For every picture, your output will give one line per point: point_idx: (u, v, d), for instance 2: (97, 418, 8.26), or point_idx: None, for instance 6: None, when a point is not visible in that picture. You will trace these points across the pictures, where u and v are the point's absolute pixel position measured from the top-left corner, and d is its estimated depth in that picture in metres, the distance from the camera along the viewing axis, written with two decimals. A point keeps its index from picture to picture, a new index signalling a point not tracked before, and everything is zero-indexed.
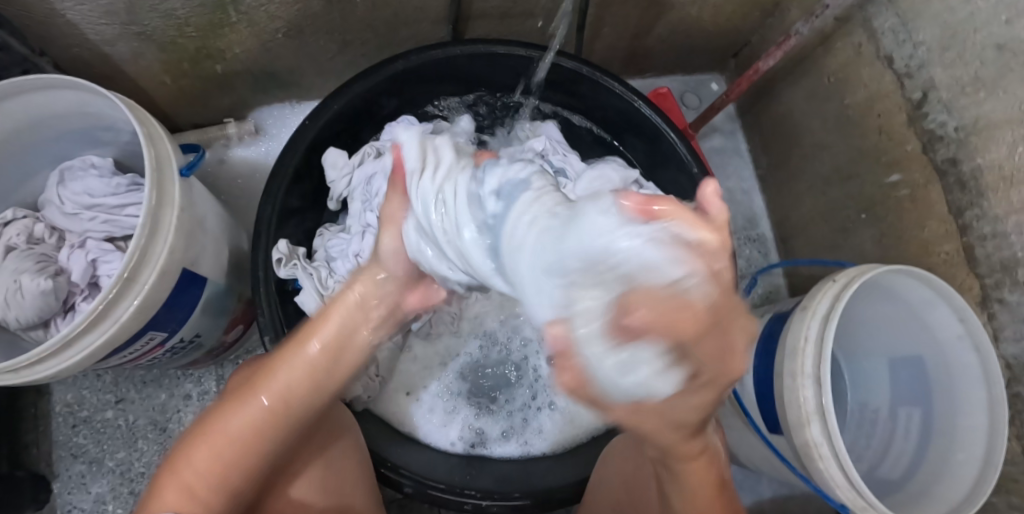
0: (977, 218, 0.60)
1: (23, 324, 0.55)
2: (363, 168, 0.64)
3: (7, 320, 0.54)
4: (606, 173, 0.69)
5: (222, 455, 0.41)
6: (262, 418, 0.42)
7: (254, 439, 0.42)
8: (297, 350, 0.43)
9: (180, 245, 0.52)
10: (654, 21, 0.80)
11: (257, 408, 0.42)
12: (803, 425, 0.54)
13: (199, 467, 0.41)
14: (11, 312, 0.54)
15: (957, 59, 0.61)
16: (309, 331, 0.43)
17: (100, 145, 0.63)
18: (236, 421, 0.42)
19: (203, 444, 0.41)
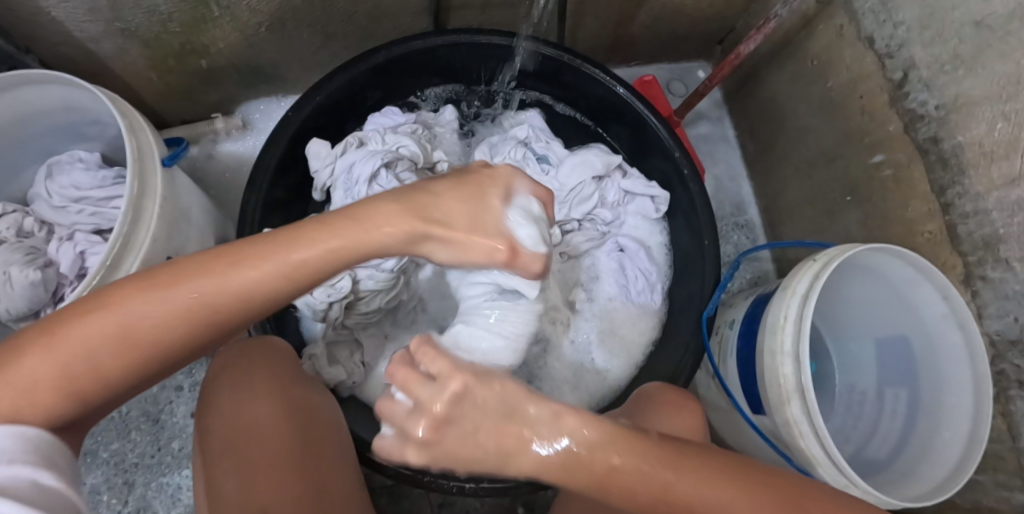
0: (959, 196, 0.60)
1: (12, 315, 0.56)
2: (344, 157, 0.65)
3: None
4: (588, 159, 0.71)
5: (111, 334, 0.31)
6: (172, 327, 0.32)
7: (159, 341, 0.33)
8: (253, 256, 0.33)
9: (163, 233, 0.53)
10: (636, 9, 0.80)
11: (167, 310, 0.32)
12: (784, 403, 0.55)
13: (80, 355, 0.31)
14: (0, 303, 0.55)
15: (936, 37, 0.61)
16: (282, 241, 0.33)
17: (88, 140, 0.64)
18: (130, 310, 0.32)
19: (99, 322, 0.31)
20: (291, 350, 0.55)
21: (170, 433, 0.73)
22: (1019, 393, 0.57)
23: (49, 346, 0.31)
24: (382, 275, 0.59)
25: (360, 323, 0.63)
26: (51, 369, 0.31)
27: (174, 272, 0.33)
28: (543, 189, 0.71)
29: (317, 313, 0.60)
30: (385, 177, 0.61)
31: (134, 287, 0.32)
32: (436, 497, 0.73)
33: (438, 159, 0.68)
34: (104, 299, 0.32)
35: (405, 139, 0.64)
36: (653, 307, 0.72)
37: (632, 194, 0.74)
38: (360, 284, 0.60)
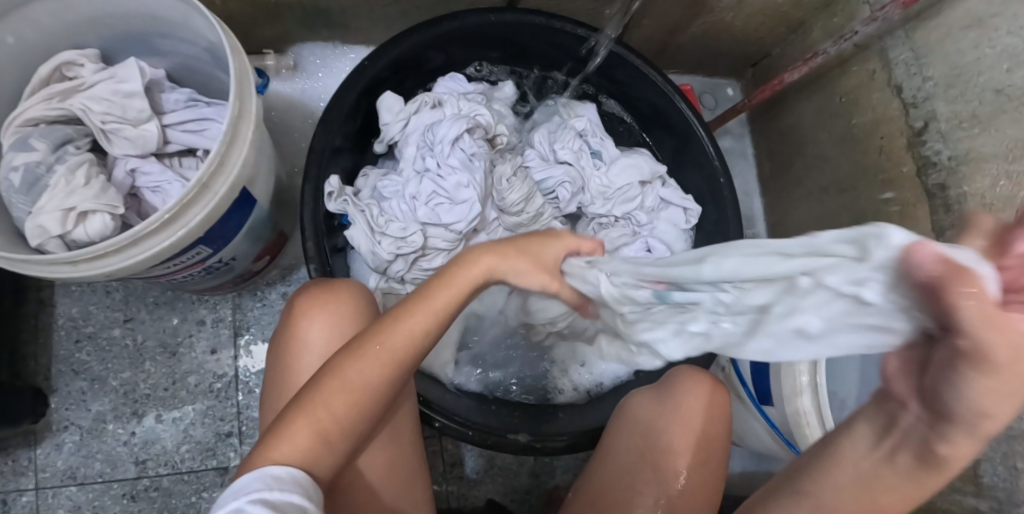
0: (956, 237, 0.68)
1: (92, 239, 0.51)
2: (419, 116, 0.68)
3: (73, 233, 0.50)
4: (638, 162, 0.76)
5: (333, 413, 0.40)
6: (352, 411, 0.41)
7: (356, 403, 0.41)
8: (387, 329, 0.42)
9: (249, 160, 0.53)
10: (690, 21, 0.85)
11: (346, 404, 0.41)
12: (796, 395, 0.61)
13: (311, 434, 0.40)
14: (78, 224, 0.50)
15: (959, 96, 0.68)
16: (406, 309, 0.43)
17: (153, 55, 0.62)
18: (361, 368, 0.41)
19: (318, 401, 0.40)
20: (367, 292, 0.53)
21: (186, 368, 0.71)
22: None
23: (292, 436, 0.39)
24: (450, 236, 0.64)
25: (416, 280, 0.67)
26: (305, 456, 0.39)
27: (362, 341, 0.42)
28: (592, 183, 0.76)
29: (380, 263, 0.63)
30: (467, 141, 0.65)
31: (363, 345, 0.42)
32: (451, 455, 0.76)
33: (501, 132, 0.71)
34: (328, 386, 0.41)
35: (481, 108, 0.68)
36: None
37: (667, 202, 0.79)
38: (430, 241, 0.64)
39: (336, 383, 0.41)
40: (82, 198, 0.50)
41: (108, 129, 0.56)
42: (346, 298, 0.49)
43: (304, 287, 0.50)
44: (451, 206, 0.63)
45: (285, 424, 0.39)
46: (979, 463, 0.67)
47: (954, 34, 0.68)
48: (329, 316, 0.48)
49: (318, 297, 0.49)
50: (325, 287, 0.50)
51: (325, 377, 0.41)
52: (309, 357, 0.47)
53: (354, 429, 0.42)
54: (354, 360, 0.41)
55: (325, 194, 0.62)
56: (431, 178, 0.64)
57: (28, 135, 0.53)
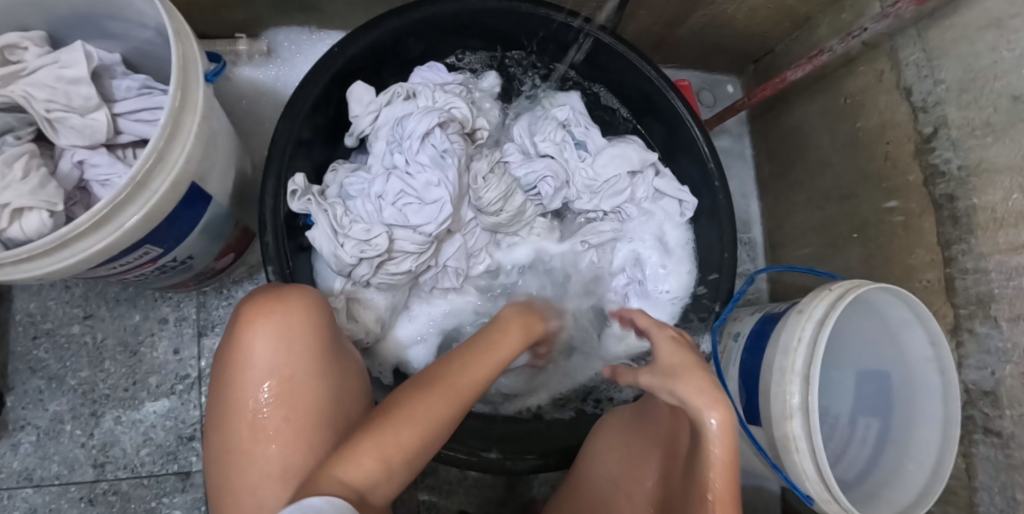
0: (963, 252, 0.64)
1: (29, 238, 0.48)
2: (390, 108, 0.64)
3: (8, 232, 0.47)
4: (627, 152, 0.71)
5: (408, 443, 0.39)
6: (435, 429, 0.42)
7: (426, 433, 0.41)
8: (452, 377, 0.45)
9: (195, 155, 0.49)
10: (688, 13, 0.80)
11: (434, 423, 0.42)
12: (786, 419, 0.58)
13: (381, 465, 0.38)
14: (13, 222, 0.47)
15: (973, 101, 0.63)
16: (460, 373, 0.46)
17: (107, 38, 0.58)
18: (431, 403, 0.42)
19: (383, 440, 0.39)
20: (320, 298, 0.50)
21: (147, 368, 0.68)
22: (983, 438, 0.63)
23: (359, 456, 0.37)
24: (419, 238, 0.60)
25: (383, 283, 0.62)
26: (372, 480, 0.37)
27: (429, 382, 0.44)
28: (578, 175, 0.71)
29: (343, 266, 0.59)
30: (439, 136, 0.60)
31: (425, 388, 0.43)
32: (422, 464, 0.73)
33: (481, 126, 0.67)
34: (396, 417, 0.40)
35: (456, 100, 0.64)
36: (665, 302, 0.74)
37: (661, 193, 0.74)
38: (396, 244, 0.60)
39: (403, 415, 0.40)
40: (16, 193, 0.47)
41: (53, 117, 0.52)
42: (294, 305, 0.46)
43: (250, 295, 0.47)
44: (419, 207, 0.59)
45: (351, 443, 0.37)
46: (975, 490, 0.63)
47: (969, 35, 0.63)
48: (276, 324, 0.45)
49: (264, 304, 0.45)
50: (273, 294, 0.47)
51: (391, 410, 0.41)
52: (253, 371, 0.44)
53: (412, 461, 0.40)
54: (419, 396, 0.42)
55: (288, 192, 0.58)
56: (399, 176, 0.60)
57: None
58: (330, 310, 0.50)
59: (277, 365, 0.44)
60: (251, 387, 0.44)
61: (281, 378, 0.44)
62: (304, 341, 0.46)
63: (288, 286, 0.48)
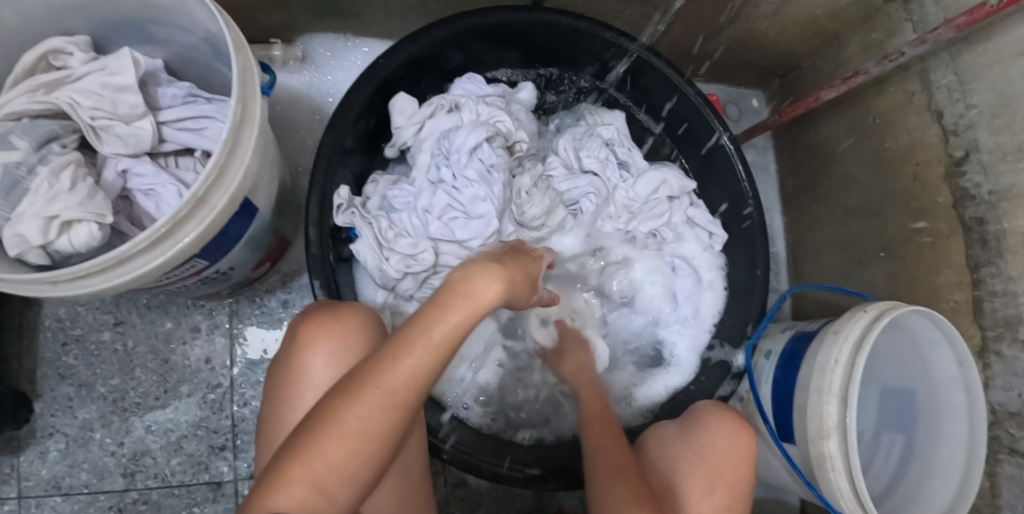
0: (991, 275, 0.65)
1: (77, 249, 0.47)
2: (435, 121, 0.64)
3: (56, 243, 0.46)
4: (669, 177, 0.73)
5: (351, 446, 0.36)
6: (383, 421, 0.37)
7: (375, 430, 0.37)
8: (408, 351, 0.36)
9: (250, 168, 0.49)
10: (721, 28, 0.81)
11: (376, 413, 0.36)
12: (822, 438, 0.59)
13: (319, 478, 0.36)
14: (62, 233, 0.46)
15: (1005, 127, 0.64)
16: (428, 322, 0.37)
17: (150, 43, 0.57)
18: (365, 404, 0.36)
19: (321, 443, 0.36)
20: (376, 317, 0.49)
21: (179, 376, 0.68)
22: (1008, 458, 0.64)
23: (290, 487, 0.35)
24: (464, 253, 0.61)
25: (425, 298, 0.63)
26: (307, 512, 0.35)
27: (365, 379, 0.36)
28: (618, 194, 0.73)
29: (388, 280, 0.60)
30: (486, 150, 0.60)
31: (358, 385, 0.36)
32: (452, 475, 0.73)
33: (519, 139, 0.66)
34: (332, 413, 0.36)
35: (501, 114, 0.64)
36: (704, 326, 0.76)
37: (694, 222, 0.76)
38: (441, 258, 0.61)
39: (334, 430, 0.36)
40: (66, 205, 0.46)
41: (98, 125, 0.51)
42: (351, 323, 0.46)
43: (307, 312, 0.47)
44: (465, 221, 0.60)
45: (279, 472, 0.35)
46: (999, 508, 0.65)
47: (1003, 61, 0.64)
48: (331, 345, 0.45)
49: (322, 320, 0.46)
50: (329, 311, 0.47)
51: (320, 421, 0.36)
52: (310, 388, 0.44)
53: (356, 474, 0.37)
54: (348, 406, 0.36)
55: (333, 206, 0.59)
56: (446, 190, 0.60)
57: (8, 131, 0.48)
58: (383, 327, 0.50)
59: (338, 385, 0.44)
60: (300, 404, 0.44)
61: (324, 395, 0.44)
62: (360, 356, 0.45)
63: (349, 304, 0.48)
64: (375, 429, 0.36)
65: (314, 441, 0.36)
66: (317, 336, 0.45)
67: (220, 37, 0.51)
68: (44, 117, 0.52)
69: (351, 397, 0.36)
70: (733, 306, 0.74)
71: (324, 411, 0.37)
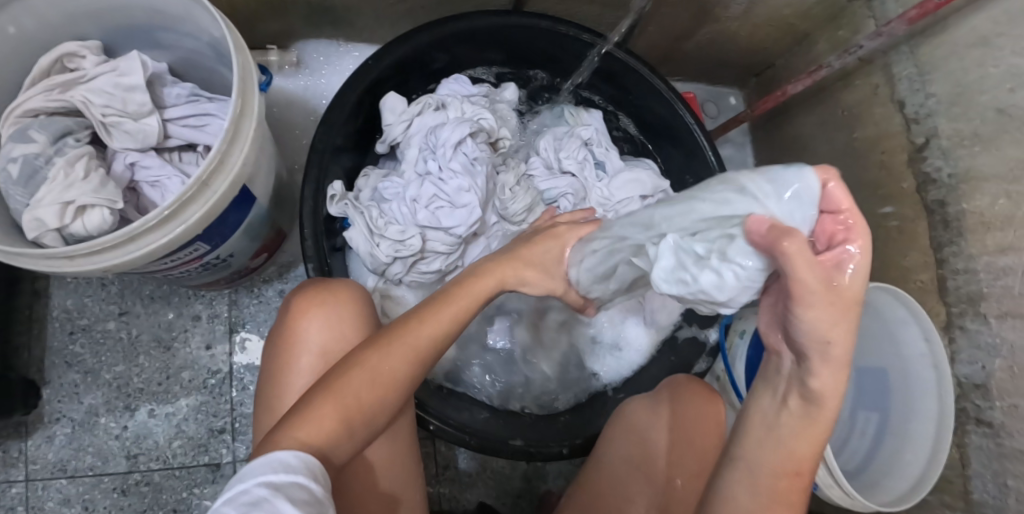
0: (954, 254, 0.69)
1: (89, 233, 0.51)
2: (422, 118, 0.67)
3: (71, 227, 0.50)
4: (642, 178, 0.76)
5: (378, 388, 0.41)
6: (407, 371, 0.42)
7: (399, 379, 0.42)
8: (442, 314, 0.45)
9: (248, 158, 0.53)
10: (695, 29, 0.85)
11: (404, 361, 0.42)
12: None
13: (345, 413, 0.39)
14: (77, 218, 0.51)
15: (962, 113, 0.68)
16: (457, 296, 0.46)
17: (156, 48, 0.62)
18: (396, 352, 0.42)
19: (350, 382, 0.40)
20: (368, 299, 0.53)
21: (180, 363, 0.71)
22: (975, 428, 0.67)
23: (320, 418, 0.38)
24: (450, 239, 0.64)
25: (414, 281, 0.67)
26: (331, 443, 0.38)
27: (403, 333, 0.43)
28: (594, 193, 0.75)
29: (378, 264, 0.63)
30: (470, 145, 0.64)
31: (394, 337, 0.43)
32: (442, 457, 0.76)
33: (503, 136, 0.71)
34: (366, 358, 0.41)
35: (484, 112, 0.68)
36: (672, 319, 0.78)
37: None
38: (428, 244, 0.64)
39: (366, 371, 0.41)
40: (80, 192, 0.50)
41: (109, 122, 0.56)
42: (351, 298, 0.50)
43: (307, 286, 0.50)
44: (450, 210, 0.63)
45: (313, 405, 0.38)
46: (968, 478, 0.67)
47: (958, 52, 0.68)
48: (334, 315, 0.48)
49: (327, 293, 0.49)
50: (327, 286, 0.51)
51: (351, 365, 0.41)
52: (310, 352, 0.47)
53: (373, 418, 0.41)
54: (383, 353, 0.42)
55: (328, 196, 0.63)
56: (431, 181, 0.64)
57: (26, 127, 0.53)
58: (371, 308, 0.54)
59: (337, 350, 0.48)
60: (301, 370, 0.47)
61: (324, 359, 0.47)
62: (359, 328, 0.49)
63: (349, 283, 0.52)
64: (399, 377, 0.42)
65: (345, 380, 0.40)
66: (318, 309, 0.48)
67: (222, 41, 0.55)
68: (58, 115, 0.56)
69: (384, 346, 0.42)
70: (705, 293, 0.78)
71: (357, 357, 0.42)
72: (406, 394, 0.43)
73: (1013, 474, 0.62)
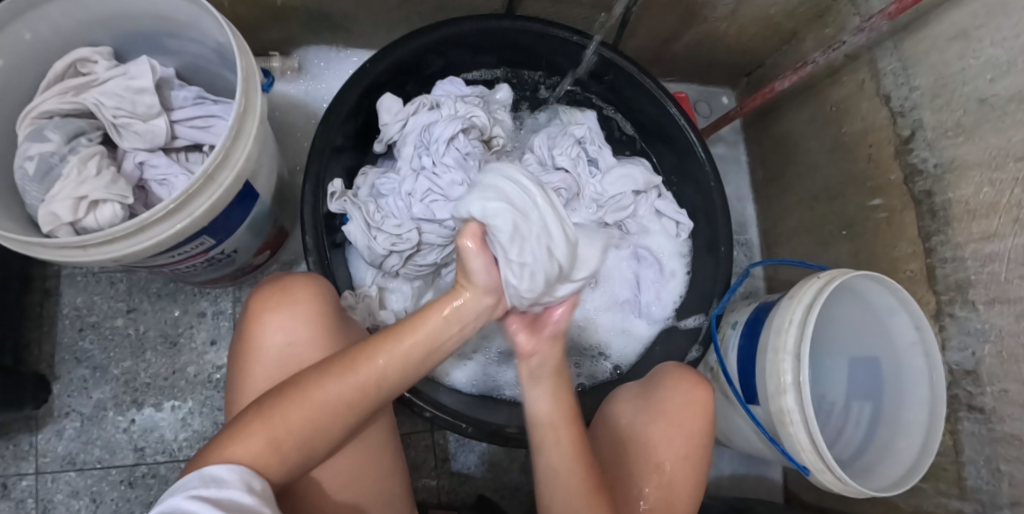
0: (942, 243, 0.70)
1: (101, 227, 0.54)
2: (417, 117, 0.69)
3: (84, 221, 0.53)
4: (633, 174, 0.78)
5: (318, 415, 0.42)
6: (351, 401, 0.44)
7: (342, 409, 0.43)
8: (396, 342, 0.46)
9: (251, 154, 0.55)
10: (685, 30, 0.87)
11: (347, 392, 0.43)
12: (781, 394, 0.63)
13: (278, 441, 0.41)
14: (89, 212, 0.53)
15: (945, 105, 0.69)
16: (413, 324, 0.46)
17: (164, 53, 0.65)
18: (336, 385, 0.43)
19: (291, 407, 0.42)
20: (329, 291, 0.54)
21: (186, 358, 0.73)
22: (967, 414, 0.67)
23: (249, 440, 0.40)
24: (445, 232, 0.67)
25: (410, 273, 0.69)
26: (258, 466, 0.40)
27: (352, 363, 0.44)
28: (587, 189, 0.78)
29: (376, 257, 0.66)
30: (462, 141, 0.66)
31: (337, 368, 0.44)
32: (441, 450, 0.78)
33: (497, 135, 0.73)
34: (311, 385, 0.43)
35: (476, 110, 0.70)
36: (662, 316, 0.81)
37: (661, 214, 0.81)
38: (424, 237, 0.67)
39: (305, 398, 0.42)
40: (93, 187, 0.53)
41: (119, 123, 0.58)
42: (302, 299, 0.51)
43: (263, 287, 0.51)
44: (444, 203, 0.65)
45: (246, 423, 0.40)
46: (962, 465, 0.68)
47: (940, 45, 0.70)
48: (283, 319, 0.49)
49: (276, 298, 0.50)
50: (282, 289, 0.51)
51: (289, 391, 0.42)
52: (267, 354, 0.49)
53: (311, 445, 0.42)
54: (328, 383, 0.43)
55: (328, 193, 0.65)
56: (426, 176, 0.66)
57: (41, 127, 0.55)
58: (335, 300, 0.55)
59: (289, 356, 0.49)
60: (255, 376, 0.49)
61: (278, 366, 0.49)
62: (310, 334, 0.50)
63: (308, 280, 0.53)
64: (340, 408, 0.43)
65: (285, 408, 0.42)
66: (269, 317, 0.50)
67: (227, 46, 0.58)
68: (72, 117, 0.59)
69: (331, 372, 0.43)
70: (696, 286, 0.79)
71: (303, 382, 0.43)
72: (347, 424, 0.44)
73: (1005, 458, 0.62)
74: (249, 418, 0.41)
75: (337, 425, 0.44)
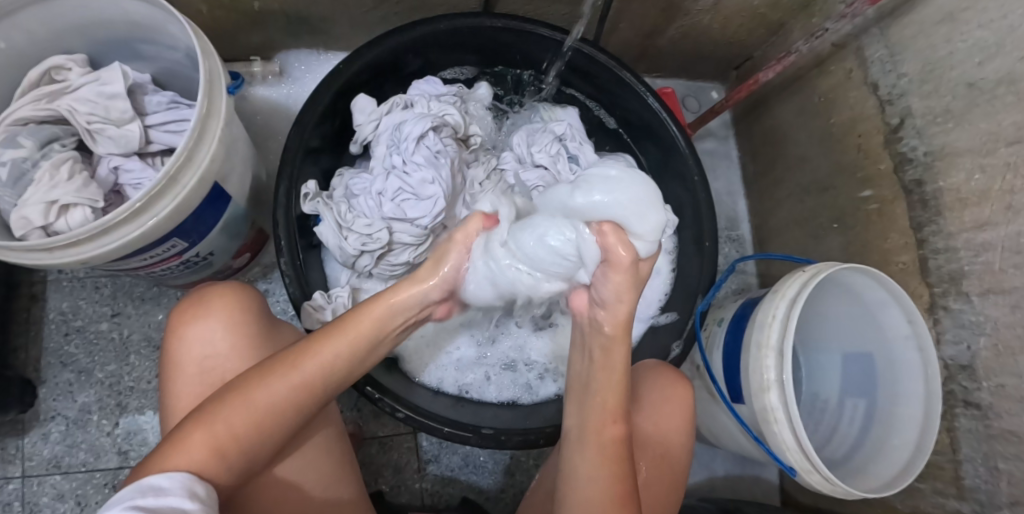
0: (933, 233, 0.67)
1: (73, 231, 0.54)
2: (390, 116, 0.70)
3: (55, 225, 0.53)
4: None
5: (256, 415, 0.43)
6: (290, 398, 0.44)
7: (284, 411, 0.44)
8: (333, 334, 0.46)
9: (218, 154, 0.55)
10: (668, 24, 0.86)
11: (286, 389, 0.44)
12: (764, 392, 0.61)
13: (216, 444, 0.42)
14: (60, 216, 0.54)
15: (933, 91, 0.67)
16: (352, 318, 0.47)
17: (141, 59, 0.65)
18: (274, 387, 0.44)
19: (229, 412, 0.43)
20: (257, 295, 0.54)
21: None
22: (963, 411, 0.65)
23: (190, 450, 0.40)
24: (416, 231, 0.66)
25: (384, 272, 0.69)
26: (199, 471, 0.40)
27: (287, 361, 0.45)
28: None
29: (348, 257, 0.66)
30: (432, 138, 0.66)
31: (278, 369, 0.44)
32: (424, 452, 0.77)
33: (474, 133, 0.74)
34: (250, 389, 0.43)
35: (450, 109, 0.70)
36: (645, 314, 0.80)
37: None
38: (395, 236, 0.66)
39: (240, 403, 0.43)
40: (63, 191, 0.54)
41: (93, 129, 0.59)
42: (219, 305, 0.51)
43: (184, 296, 0.52)
44: (415, 201, 0.65)
45: (184, 435, 0.41)
46: (960, 463, 0.65)
47: (926, 30, 0.68)
48: (205, 327, 0.50)
49: (192, 309, 0.51)
50: (196, 301, 0.51)
51: (232, 394, 0.43)
52: (190, 362, 0.50)
53: (251, 447, 0.43)
54: (266, 384, 0.44)
55: (301, 196, 0.66)
56: (397, 175, 0.65)
57: (15, 134, 0.56)
58: (259, 300, 0.55)
59: (211, 361, 0.50)
60: (182, 386, 0.50)
61: (202, 374, 0.50)
62: (233, 335, 0.51)
63: (240, 286, 0.53)
64: (280, 407, 0.44)
65: (221, 411, 0.43)
66: (193, 326, 0.51)
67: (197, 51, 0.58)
68: (47, 123, 0.60)
69: (270, 372, 0.44)
70: (681, 282, 0.78)
71: (238, 386, 0.44)
72: (287, 424, 0.45)
73: (1002, 455, 0.60)
74: (188, 426, 0.42)
75: (280, 426, 0.44)
